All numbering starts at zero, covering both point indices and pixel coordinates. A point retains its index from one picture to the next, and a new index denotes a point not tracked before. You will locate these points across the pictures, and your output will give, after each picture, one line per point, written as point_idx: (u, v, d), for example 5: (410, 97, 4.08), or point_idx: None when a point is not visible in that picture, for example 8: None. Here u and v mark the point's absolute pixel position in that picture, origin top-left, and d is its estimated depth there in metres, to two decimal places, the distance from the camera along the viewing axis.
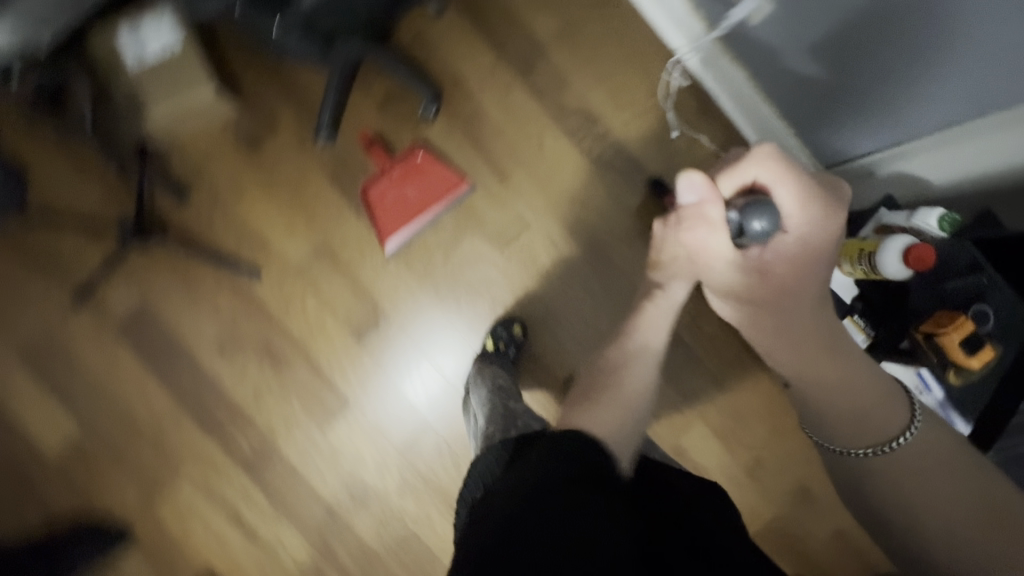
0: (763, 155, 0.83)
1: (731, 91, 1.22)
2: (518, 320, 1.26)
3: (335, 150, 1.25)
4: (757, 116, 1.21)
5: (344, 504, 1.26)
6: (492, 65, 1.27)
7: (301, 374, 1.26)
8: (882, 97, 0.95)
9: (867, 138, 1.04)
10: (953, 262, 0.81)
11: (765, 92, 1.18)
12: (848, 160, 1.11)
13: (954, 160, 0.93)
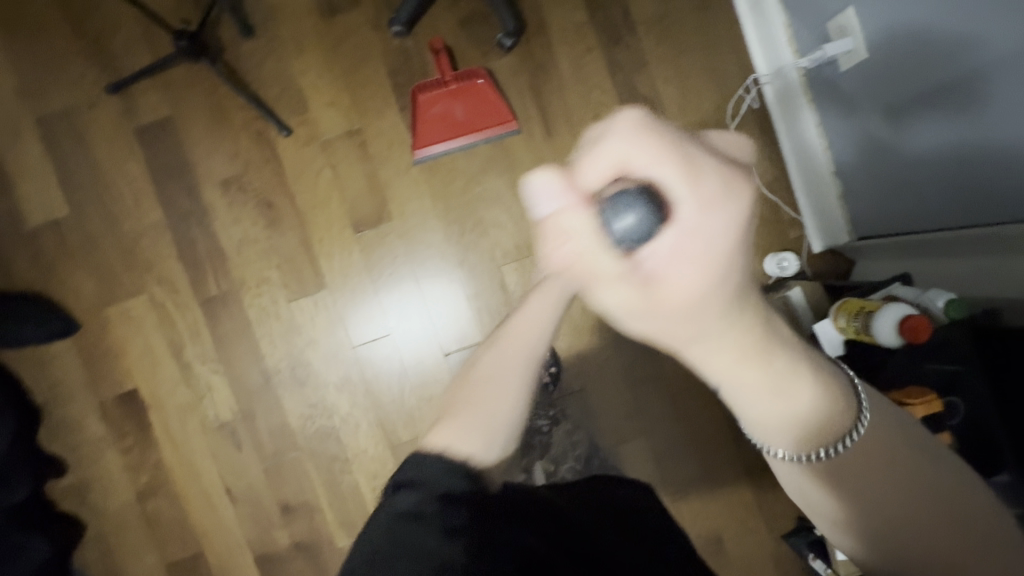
0: (628, 125, 0.38)
1: (796, 132, 1.23)
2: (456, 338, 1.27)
3: (403, 46, 1.25)
4: (814, 162, 1.22)
5: (282, 376, 1.27)
6: (582, 23, 1.26)
7: (290, 241, 1.26)
8: (922, 181, 0.97)
9: (902, 217, 1.05)
10: (947, 347, 0.79)
11: (827, 143, 1.18)
12: (877, 234, 1.13)
13: (979, 262, 0.94)
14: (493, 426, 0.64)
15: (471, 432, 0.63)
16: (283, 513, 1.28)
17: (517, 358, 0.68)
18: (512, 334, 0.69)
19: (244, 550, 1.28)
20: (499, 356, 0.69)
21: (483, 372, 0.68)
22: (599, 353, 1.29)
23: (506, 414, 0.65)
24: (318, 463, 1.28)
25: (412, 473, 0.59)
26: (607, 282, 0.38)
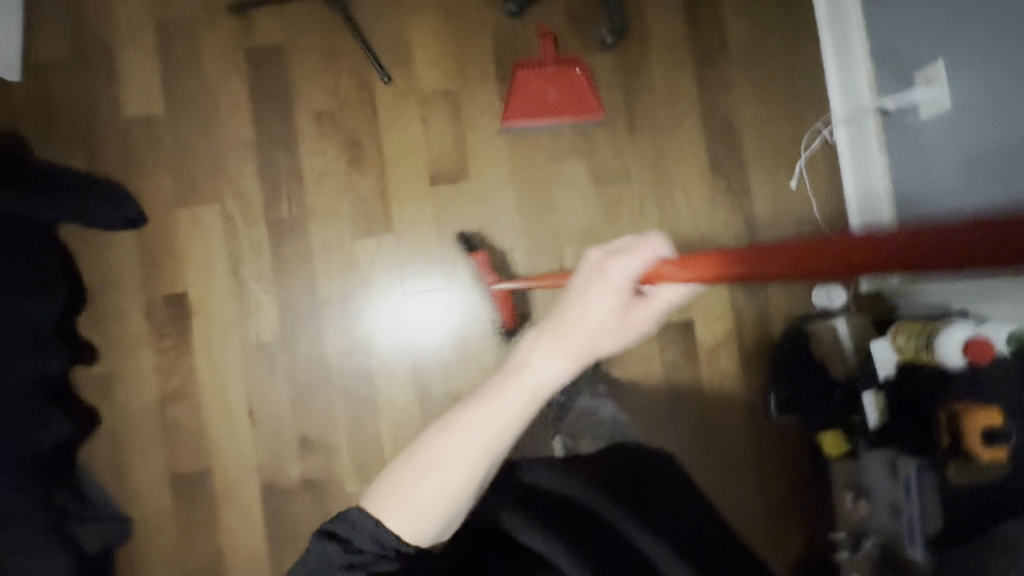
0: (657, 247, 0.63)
1: (862, 172, 1.28)
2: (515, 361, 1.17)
3: (512, 25, 1.32)
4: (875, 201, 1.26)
5: (331, 309, 1.29)
6: (680, 37, 1.34)
7: (368, 182, 1.30)
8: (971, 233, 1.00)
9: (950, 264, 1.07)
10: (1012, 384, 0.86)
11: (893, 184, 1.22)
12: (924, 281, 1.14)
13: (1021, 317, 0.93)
14: (427, 506, 0.65)
15: (398, 501, 0.65)
16: (300, 446, 1.27)
17: (481, 438, 0.64)
18: (472, 425, 0.64)
19: (253, 475, 1.27)
20: (473, 425, 0.64)
21: (431, 459, 0.66)
22: (640, 348, 1.32)
23: (460, 487, 0.65)
24: (348, 400, 1.28)
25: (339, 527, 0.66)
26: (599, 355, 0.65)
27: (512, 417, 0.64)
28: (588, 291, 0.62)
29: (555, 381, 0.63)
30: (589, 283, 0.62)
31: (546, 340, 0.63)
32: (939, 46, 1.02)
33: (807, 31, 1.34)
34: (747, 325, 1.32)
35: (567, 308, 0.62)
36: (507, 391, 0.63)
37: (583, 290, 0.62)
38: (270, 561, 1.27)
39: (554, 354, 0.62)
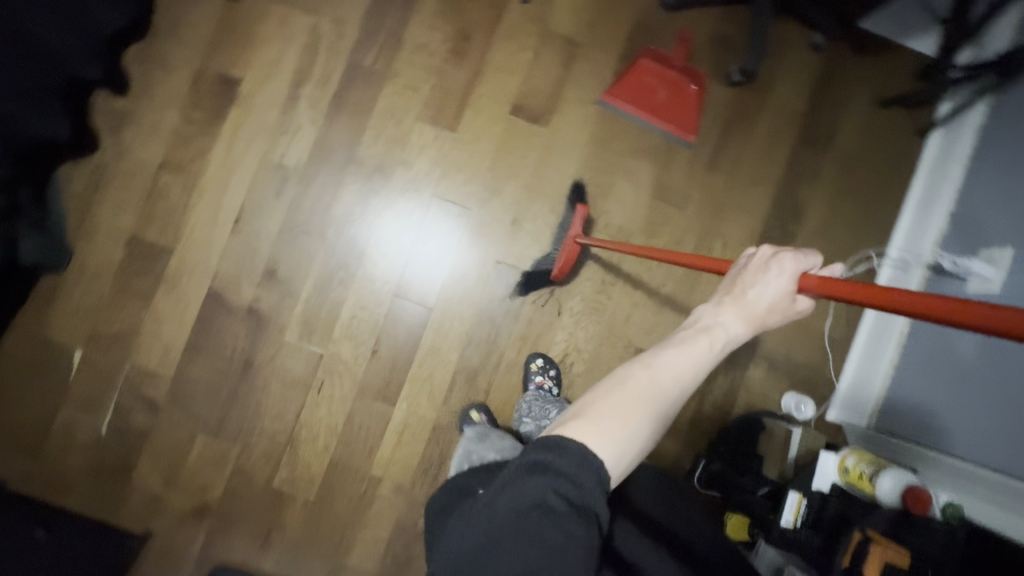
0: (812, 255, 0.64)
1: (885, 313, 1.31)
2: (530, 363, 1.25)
3: (659, 16, 1.32)
4: (882, 341, 1.28)
5: (361, 170, 1.26)
6: (798, 111, 1.35)
7: (456, 78, 1.28)
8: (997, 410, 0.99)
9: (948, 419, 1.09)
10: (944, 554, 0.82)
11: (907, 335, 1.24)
12: None
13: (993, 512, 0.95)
14: (630, 443, 0.57)
15: (606, 422, 0.57)
16: (263, 276, 1.25)
17: (666, 381, 0.60)
18: (660, 365, 0.61)
19: (207, 277, 1.24)
20: (656, 368, 0.61)
21: (627, 399, 0.59)
22: (611, 360, 1.31)
23: (655, 424, 0.59)
24: (328, 259, 1.26)
25: (554, 458, 0.54)
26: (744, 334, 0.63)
27: (703, 362, 0.62)
28: (767, 278, 0.63)
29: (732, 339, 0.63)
30: (764, 272, 0.63)
31: (728, 307, 0.64)
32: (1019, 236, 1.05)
33: (905, 168, 1.37)
34: (714, 392, 1.32)
35: (746, 285, 0.64)
36: (695, 341, 0.63)
37: (756, 275, 0.64)
38: (178, 363, 1.24)
39: (738, 316, 0.64)
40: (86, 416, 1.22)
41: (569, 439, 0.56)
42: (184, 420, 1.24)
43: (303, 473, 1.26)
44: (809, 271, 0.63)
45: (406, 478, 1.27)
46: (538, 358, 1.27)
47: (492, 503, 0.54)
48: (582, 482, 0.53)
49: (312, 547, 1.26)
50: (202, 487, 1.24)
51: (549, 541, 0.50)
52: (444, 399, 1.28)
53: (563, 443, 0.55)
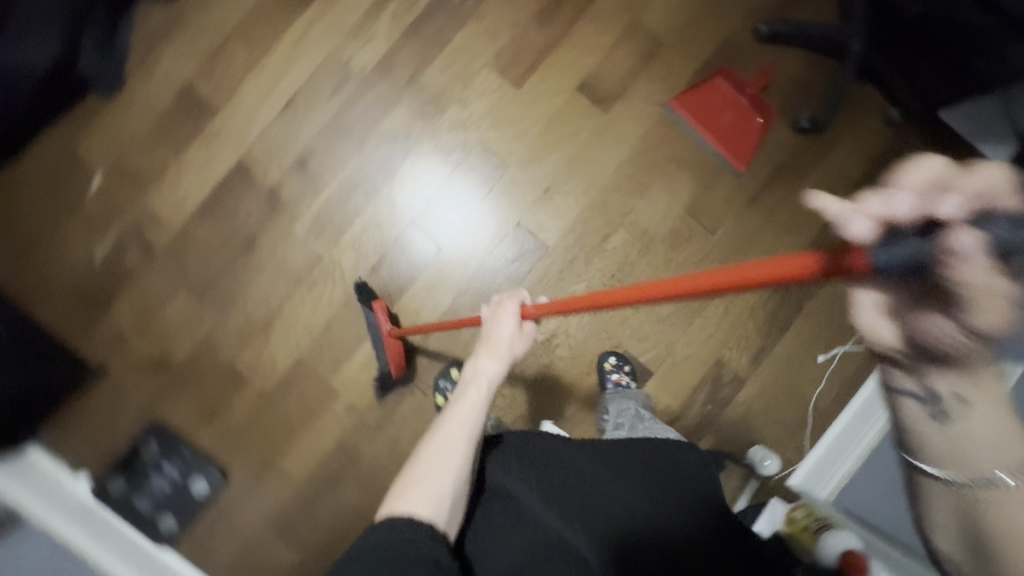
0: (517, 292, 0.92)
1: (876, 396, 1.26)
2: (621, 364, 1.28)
3: (747, 43, 1.32)
4: (867, 422, 1.23)
5: (417, 96, 1.28)
6: (853, 176, 1.33)
7: (536, 39, 1.30)
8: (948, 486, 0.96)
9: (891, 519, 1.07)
10: None
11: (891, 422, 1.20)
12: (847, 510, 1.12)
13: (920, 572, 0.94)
14: (441, 486, 0.73)
15: (414, 490, 0.72)
16: (293, 163, 1.26)
17: (459, 427, 0.79)
18: (451, 420, 0.81)
19: (240, 148, 1.26)
20: (449, 424, 0.80)
21: (436, 450, 0.77)
22: (596, 356, 1.29)
23: (461, 454, 0.76)
24: (360, 167, 1.27)
25: (393, 532, 0.66)
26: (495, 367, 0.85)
27: (479, 404, 0.83)
28: (501, 320, 0.88)
29: (494, 381, 0.85)
30: (489, 319, 0.89)
31: (487, 357, 0.86)
32: None
33: None
34: (685, 420, 1.30)
35: (487, 334, 0.88)
36: (466, 396, 0.83)
37: (493, 326, 0.88)
38: (186, 218, 1.26)
39: (491, 364, 0.85)
40: (84, 240, 1.24)
41: (396, 514, 0.69)
42: (173, 274, 1.25)
43: (266, 363, 1.26)
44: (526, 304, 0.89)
45: (362, 400, 1.26)
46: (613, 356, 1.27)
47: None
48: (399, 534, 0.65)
49: (251, 436, 1.25)
50: (168, 343, 1.25)
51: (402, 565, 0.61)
52: (424, 337, 1.27)
53: (386, 519, 0.68)
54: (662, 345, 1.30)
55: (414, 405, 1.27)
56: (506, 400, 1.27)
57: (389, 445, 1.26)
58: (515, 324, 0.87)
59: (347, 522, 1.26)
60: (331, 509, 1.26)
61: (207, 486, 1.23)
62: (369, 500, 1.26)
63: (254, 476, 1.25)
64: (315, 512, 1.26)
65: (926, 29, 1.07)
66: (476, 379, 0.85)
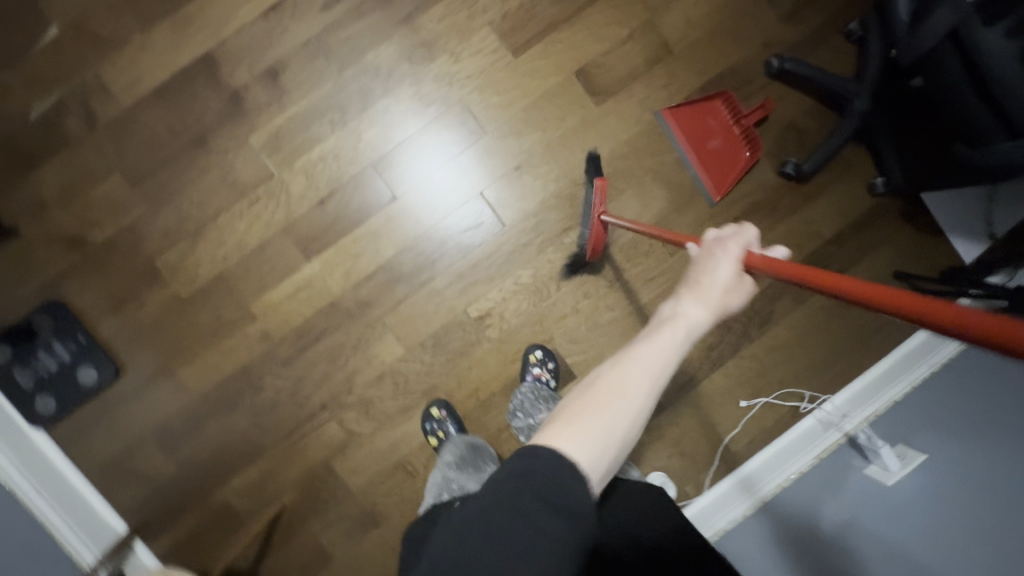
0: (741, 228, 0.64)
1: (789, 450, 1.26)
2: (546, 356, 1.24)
3: (755, 74, 1.29)
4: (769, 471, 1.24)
5: (410, 37, 1.22)
6: (823, 234, 1.31)
7: (547, 13, 1.25)
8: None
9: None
10: None
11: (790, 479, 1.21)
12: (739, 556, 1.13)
13: None
14: (606, 435, 0.54)
15: (576, 426, 0.54)
16: (265, 72, 1.20)
17: (641, 377, 0.56)
18: (641, 356, 0.57)
19: (213, 40, 1.19)
20: (626, 363, 0.57)
21: (605, 392, 0.56)
22: (525, 346, 1.26)
23: (636, 411, 0.56)
24: (333, 94, 1.21)
25: (530, 463, 0.52)
26: (704, 312, 0.59)
27: (671, 354, 0.58)
28: (716, 262, 0.62)
29: (697, 333, 0.59)
30: (709, 251, 0.63)
31: (691, 299, 0.60)
32: (935, 448, 1.03)
33: (881, 345, 1.32)
34: None
35: (700, 272, 0.61)
36: (663, 330, 0.58)
37: (706, 261, 0.62)
38: (139, 98, 1.19)
39: (701, 304, 0.59)
40: (25, 92, 1.17)
41: (539, 447, 0.53)
42: (112, 152, 1.19)
43: (187, 268, 1.20)
44: (752, 250, 0.64)
45: (277, 331, 1.22)
46: (537, 351, 1.24)
47: (483, 491, 0.53)
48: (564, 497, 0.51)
49: (155, 337, 1.20)
50: (90, 221, 1.19)
51: (542, 524, 0.49)
52: (356, 284, 1.23)
53: (535, 449, 0.53)
54: (593, 352, 1.27)
55: (329, 348, 1.23)
56: (423, 367, 1.24)
57: (295, 381, 1.23)
58: (741, 264, 0.62)
59: (235, 447, 1.22)
60: (220, 430, 1.22)
61: (94, 376, 1.18)
62: (262, 430, 1.22)
63: (148, 378, 1.21)
64: (203, 429, 1.22)
65: (942, 102, 1.01)
66: (678, 317, 0.59)
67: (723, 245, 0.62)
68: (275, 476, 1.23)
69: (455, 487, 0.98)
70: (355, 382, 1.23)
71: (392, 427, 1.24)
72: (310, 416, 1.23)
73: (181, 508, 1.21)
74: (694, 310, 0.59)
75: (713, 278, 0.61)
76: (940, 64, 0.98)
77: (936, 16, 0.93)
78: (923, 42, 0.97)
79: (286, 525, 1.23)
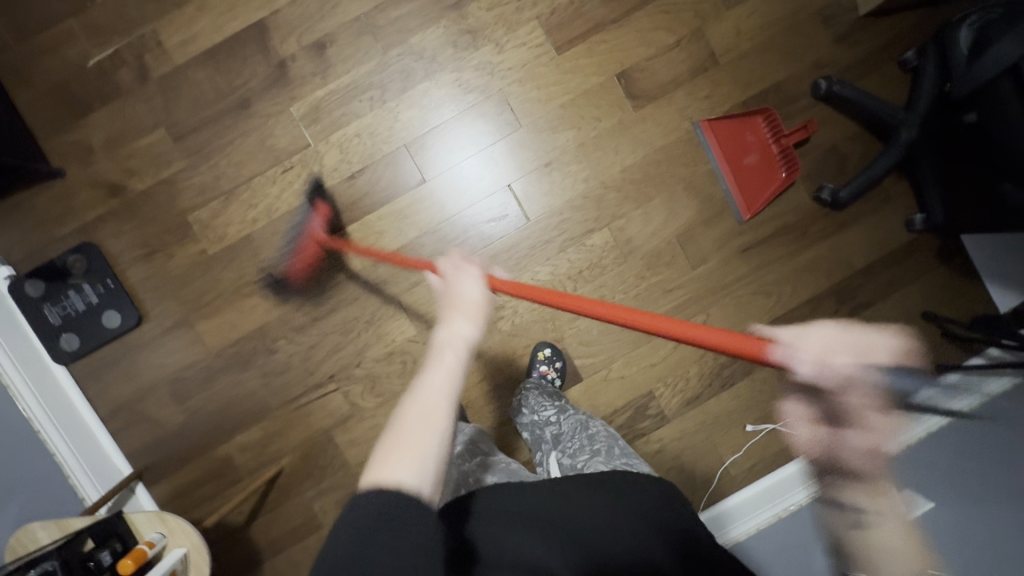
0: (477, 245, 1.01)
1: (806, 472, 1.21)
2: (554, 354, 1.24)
3: (800, 94, 1.26)
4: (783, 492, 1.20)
5: (457, 23, 1.23)
6: (852, 264, 1.28)
7: (595, 12, 1.24)
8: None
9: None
10: None
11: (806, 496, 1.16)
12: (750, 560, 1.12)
13: None
14: (424, 452, 0.61)
15: (397, 455, 0.60)
16: (313, 44, 1.22)
17: (430, 395, 0.65)
18: (428, 381, 0.66)
19: (267, 8, 1.22)
20: (423, 388, 0.66)
21: (412, 423, 0.63)
22: (535, 341, 1.26)
23: (441, 421, 0.63)
24: (376, 72, 1.23)
25: (366, 500, 0.55)
26: (463, 318, 0.74)
27: (456, 367, 0.68)
28: (465, 283, 0.78)
29: (470, 342, 0.72)
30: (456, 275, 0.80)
31: (459, 318, 0.74)
32: (944, 495, 1.00)
33: None
34: None
35: (452, 295, 0.77)
36: (440, 351, 0.70)
37: (460, 285, 0.78)
38: (191, 57, 1.22)
39: (466, 321, 0.74)
40: (86, 41, 1.22)
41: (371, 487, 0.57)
42: (160, 106, 1.23)
43: (217, 227, 1.24)
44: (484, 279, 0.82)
45: (295, 298, 1.24)
46: (545, 349, 1.24)
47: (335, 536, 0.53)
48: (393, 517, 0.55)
49: (178, 290, 1.24)
50: (132, 170, 1.23)
51: (400, 528, 0.52)
52: (376, 261, 1.24)
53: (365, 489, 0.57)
54: (601, 355, 1.27)
55: (343, 321, 1.25)
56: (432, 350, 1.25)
57: (307, 349, 1.25)
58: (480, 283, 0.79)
59: (242, 406, 1.25)
60: (230, 387, 1.25)
61: (119, 321, 1.22)
62: (270, 393, 1.25)
63: (168, 328, 1.24)
64: (213, 384, 1.25)
65: (992, 141, 0.98)
66: (450, 337, 0.71)
67: (465, 271, 0.80)
68: (277, 439, 1.25)
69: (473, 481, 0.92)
70: (364, 356, 1.25)
71: (395, 406, 1.25)
72: (317, 385, 1.25)
73: (185, 459, 1.25)
74: (465, 327, 0.73)
75: (457, 297, 0.77)
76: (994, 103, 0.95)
77: (992, 52, 0.91)
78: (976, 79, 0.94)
79: (282, 487, 1.25)
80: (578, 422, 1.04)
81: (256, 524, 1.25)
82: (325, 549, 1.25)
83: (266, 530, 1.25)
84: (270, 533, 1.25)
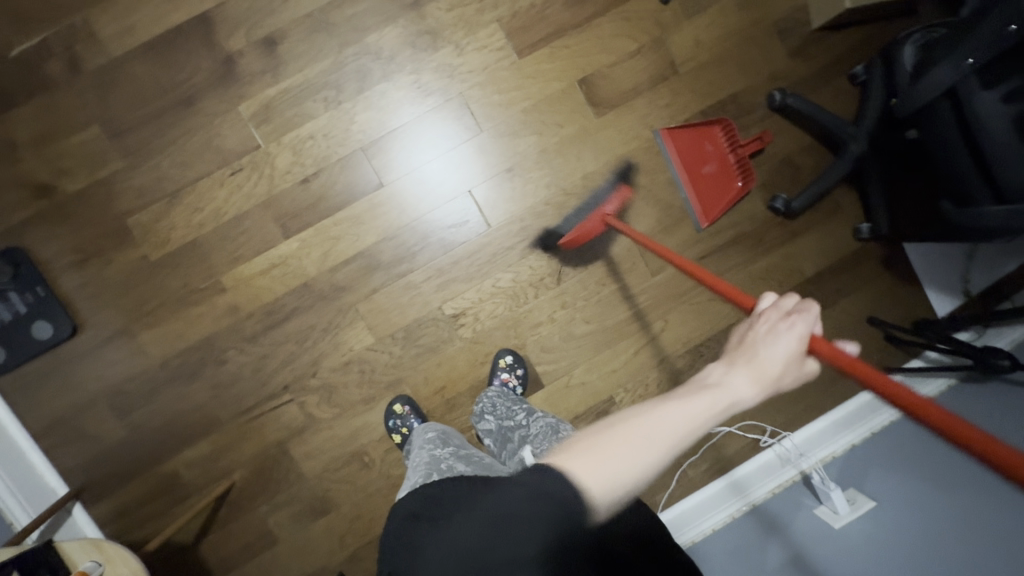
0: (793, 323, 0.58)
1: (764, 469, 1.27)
2: (518, 359, 1.23)
3: (756, 105, 1.29)
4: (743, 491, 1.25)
5: (416, 23, 1.19)
6: (803, 271, 1.32)
7: (558, 17, 1.23)
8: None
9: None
10: None
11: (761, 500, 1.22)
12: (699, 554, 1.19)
13: None
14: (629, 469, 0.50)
15: (590, 454, 0.51)
16: (263, 39, 1.16)
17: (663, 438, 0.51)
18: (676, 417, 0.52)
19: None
20: (658, 414, 0.52)
21: (649, 424, 0.51)
22: (497, 349, 1.25)
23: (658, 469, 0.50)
24: (331, 71, 1.18)
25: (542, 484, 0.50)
26: (732, 375, 0.56)
27: (705, 423, 0.53)
28: (779, 337, 0.57)
29: (734, 403, 0.54)
30: (777, 330, 0.58)
31: (742, 369, 0.56)
32: (885, 495, 1.04)
33: (846, 388, 1.34)
34: None
35: (758, 344, 0.57)
36: (702, 394, 0.54)
37: (773, 332, 0.58)
38: (128, 49, 1.15)
39: (751, 378, 0.55)
40: (8, 29, 1.12)
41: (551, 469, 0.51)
42: (95, 102, 1.15)
43: (160, 231, 1.17)
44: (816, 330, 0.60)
45: (246, 306, 1.19)
46: (507, 356, 1.23)
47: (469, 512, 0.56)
48: (509, 522, 0.50)
49: (118, 297, 1.17)
50: (64, 169, 1.15)
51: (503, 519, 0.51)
52: (333, 267, 1.20)
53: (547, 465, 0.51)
54: (564, 362, 1.27)
55: (298, 329, 1.20)
56: (392, 359, 1.22)
57: (259, 358, 1.20)
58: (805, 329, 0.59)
59: (190, 419, 1.19)
60: (177, 399, 1.19)
61: (50, 332, 1.14)
62: (220, 405, 1.20)
63: (107, 338, 1.17)
64: (158, 397, 1.19)
65: (930, 155, 1.03)
66: (730, 390, 0.54)
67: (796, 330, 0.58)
68: (228, 452, 1.20)
69: (446, 467, 0.83)
70: (320, 366, 1.21)
71: (352, 416, 1.22)
72: (270, 396, 1.20)
73: (127, 476, 1.18)
74: (743, 382, 0.55)
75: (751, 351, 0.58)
76: (934, 120, 0.99)
77: (937, 72, 0.93)
78: (921, 97, 0.97)
79: (235, 502, 1.21)
80: (549, 425, 0.99)
81: (207, 540, 1.21)
82: (281, 564, 1.22)
83: (217, 546, 1.21)
84: (222, 549, 1.21)
